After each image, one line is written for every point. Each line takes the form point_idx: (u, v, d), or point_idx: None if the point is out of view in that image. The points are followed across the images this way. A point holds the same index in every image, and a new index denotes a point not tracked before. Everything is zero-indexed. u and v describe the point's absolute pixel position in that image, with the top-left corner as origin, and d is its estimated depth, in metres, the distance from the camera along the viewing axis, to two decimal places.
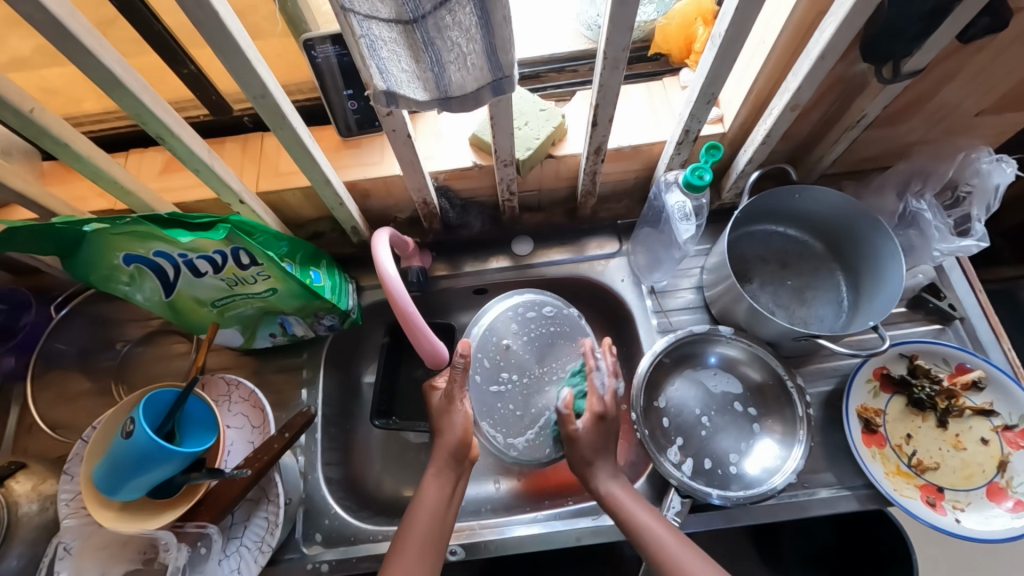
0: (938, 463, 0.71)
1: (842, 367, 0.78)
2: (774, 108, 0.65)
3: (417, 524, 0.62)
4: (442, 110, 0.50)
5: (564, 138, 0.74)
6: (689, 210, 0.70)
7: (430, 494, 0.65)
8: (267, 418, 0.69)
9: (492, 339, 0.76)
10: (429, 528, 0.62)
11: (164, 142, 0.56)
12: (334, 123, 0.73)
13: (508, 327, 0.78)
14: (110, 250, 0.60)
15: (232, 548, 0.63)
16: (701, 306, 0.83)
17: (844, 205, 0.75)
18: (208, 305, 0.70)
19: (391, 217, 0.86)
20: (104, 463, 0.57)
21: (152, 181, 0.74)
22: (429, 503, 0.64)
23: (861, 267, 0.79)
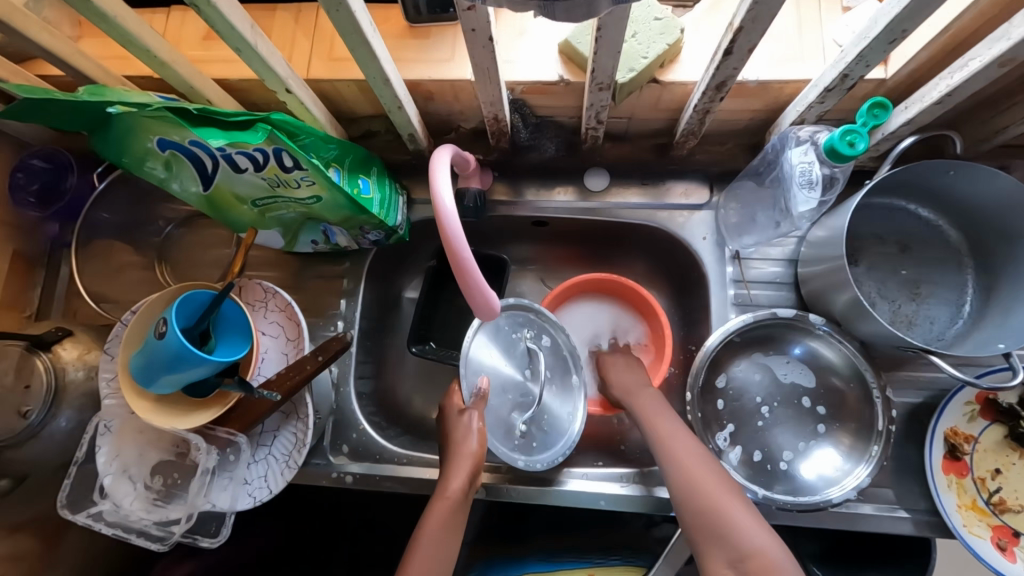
0: (1022, 506, 0.63)
1: (939, 381, 0.68)
2: (973, 59, 0.48)
3: (427, 539, 0.56)
4: (539, 15, 0.37)
5: (676, 59, 0.60)
6: (816, 176, 0.56)
7: (431, 523, 0.57)
8: (302, 333, 0.66)
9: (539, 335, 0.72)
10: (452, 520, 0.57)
11: (198, 10, 0.46)
12: (402, 3, 0.60)
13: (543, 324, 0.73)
14: (143, 132, 0.53)
15: (261, 455, 0.64)
16: (789, 282, 0.72)
17: (1013, 194, 0.59)
18: (248, 203, 0.64)
19: (453, 125, 0.76)
20: (139, 358, 0.55)
21: (192, 48, 0.64)
22: (439, 518, 0.57)
23: (1001, 271, 0.65)
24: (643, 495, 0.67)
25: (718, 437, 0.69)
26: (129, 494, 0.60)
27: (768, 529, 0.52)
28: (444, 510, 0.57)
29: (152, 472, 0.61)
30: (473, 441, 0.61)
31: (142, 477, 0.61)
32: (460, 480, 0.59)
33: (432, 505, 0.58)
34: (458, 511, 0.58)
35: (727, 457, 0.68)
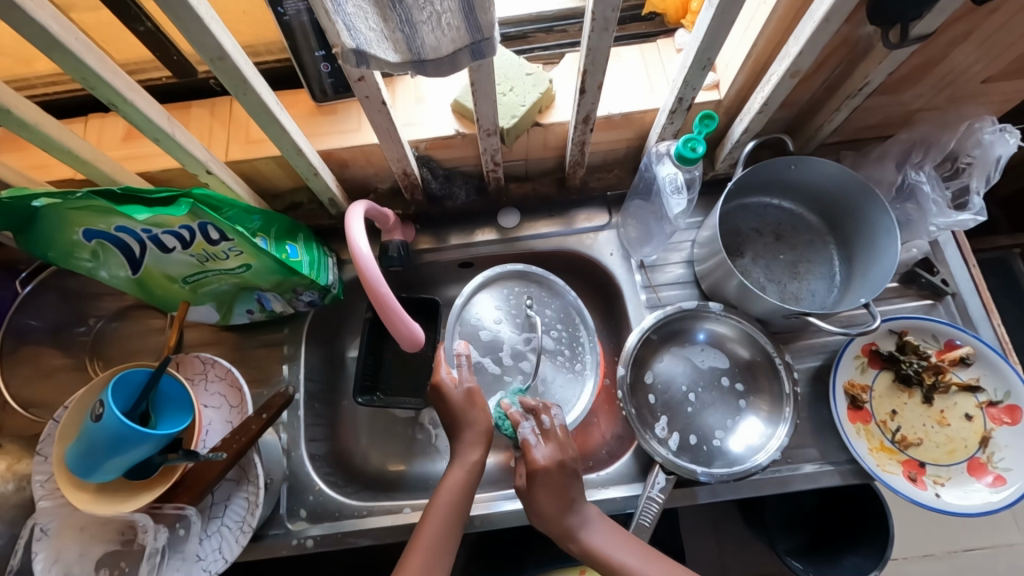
0: (921, 439, 0.71)
1: (831, 344, 0.78)
2: (772, 75, 0.61)
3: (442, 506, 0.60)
4: (416, 74, 0.46)
5: (551, 105, 0.70)
6: (682, 182, 0.68)
7: (446, 492, 0.60)
8: (245, 398, 0.67)
9: (519, 299, 0.77)
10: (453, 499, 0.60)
11: (116, 108, 0.52)
12: (308, 87, 0.69)
13: (522, 300, 0.77)
14: (68, 225, 0.56)
15: (213, 528, 0.63)
16: (691, 281, 0.81)
17: (841, 176, 0.72)
18: (179, 281, 0.67)
19: (371, 187, 0.83)
20: (74, 447, 0.55)
21: (114, 149, 0.69)
22: (454, 484, 0.61)
23: (856, 242, 0.77)
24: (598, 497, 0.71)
25: (657, 428, 0.74)
26: None
27: None
28: (463, 473, 0.61)
29: (97, 566, 0.59)
30: (482, 417, 0.64)
31: (87, 574, 0.59)
32: (474, 452, 0.62)
33: (451, 471, 0.62)
34: (473, 477, 0.62)
35: (667, 445, 0.73)
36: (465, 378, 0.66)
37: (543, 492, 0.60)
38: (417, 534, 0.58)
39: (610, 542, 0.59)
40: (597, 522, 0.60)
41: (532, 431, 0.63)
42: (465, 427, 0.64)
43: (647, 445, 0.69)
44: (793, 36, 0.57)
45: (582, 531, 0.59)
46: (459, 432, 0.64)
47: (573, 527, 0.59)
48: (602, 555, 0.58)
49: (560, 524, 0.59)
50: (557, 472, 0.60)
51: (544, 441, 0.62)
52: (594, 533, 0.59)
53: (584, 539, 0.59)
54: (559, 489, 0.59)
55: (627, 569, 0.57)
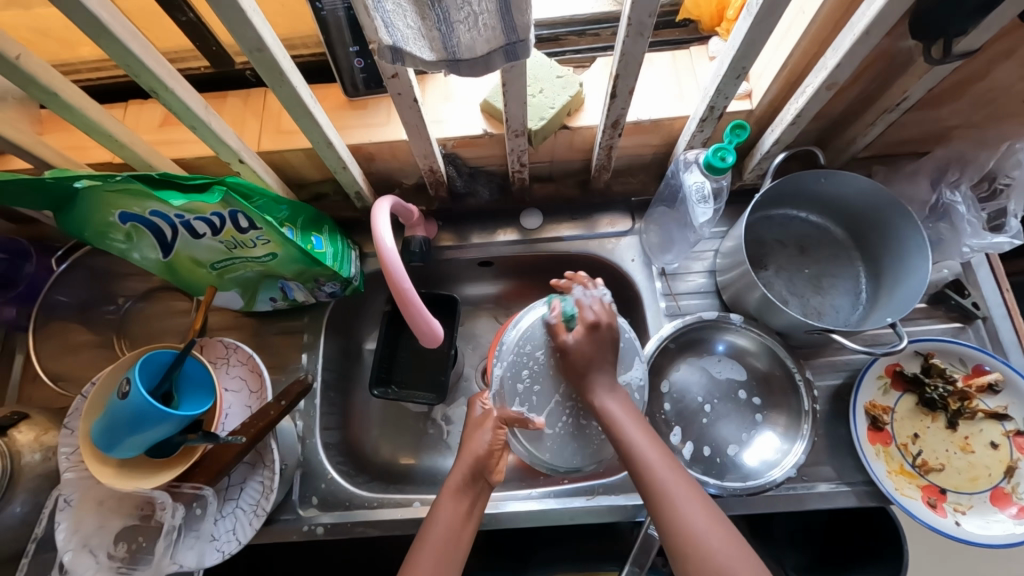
0: (943, 465, 0.70)
1: (853, 362, 0.76)
2: (808, 86, 0.60)
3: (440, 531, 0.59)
4: (450, 73, 0.47)
5: (580, 108, 0.71)
6: (708, 191, 0.67)
7: (447, 509, 0.60)
8: (264, 383, 0.68)
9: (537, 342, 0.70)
10: (450, 530, 0.59)
11: (156, 95, 0.53)
12: (340, 81, 0.70)
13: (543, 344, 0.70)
14: (105, 207, 0.58)
15: (228, 510, 0.64)
16: (712, 291, 0.80)
17: (872, 192, 0.71)
18: (207, 266, 0.68)
19: (396, 182, 0.84)
20: (101, 422, 0.56)
21: (150, 134, 0.71)
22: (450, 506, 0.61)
23: (884, 259, 0.75)
24: (607, 504, 0.71)
25: (670, 438, 0.74)
26: (90, 567, 0.59)
27: (735, 539, 0.53)
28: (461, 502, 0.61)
29: (115, 540, 0.61)
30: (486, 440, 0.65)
31: (105, 547, 0.60)
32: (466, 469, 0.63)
33: (445, 497, 0.61)
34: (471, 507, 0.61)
35: (680, 454, 0.73)
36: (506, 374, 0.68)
37: (585, 345, 0.65)
38: (423, 536, 0.59)
39: (624, 416, 0.62)
40: (613, 387, 0.65)
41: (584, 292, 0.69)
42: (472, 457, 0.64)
43: None
44: (832, 48, 0.56)
45: (601, 392, 0.64)
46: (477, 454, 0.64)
47: (593, 385, 0.65)
48: (612, 423, 0.62)
49: (580, 378, 0.65)
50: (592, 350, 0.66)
51: (598, 305, 0.68)
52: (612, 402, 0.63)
53: (598, 400, 0.64)
54: (581, 361, 0.65)
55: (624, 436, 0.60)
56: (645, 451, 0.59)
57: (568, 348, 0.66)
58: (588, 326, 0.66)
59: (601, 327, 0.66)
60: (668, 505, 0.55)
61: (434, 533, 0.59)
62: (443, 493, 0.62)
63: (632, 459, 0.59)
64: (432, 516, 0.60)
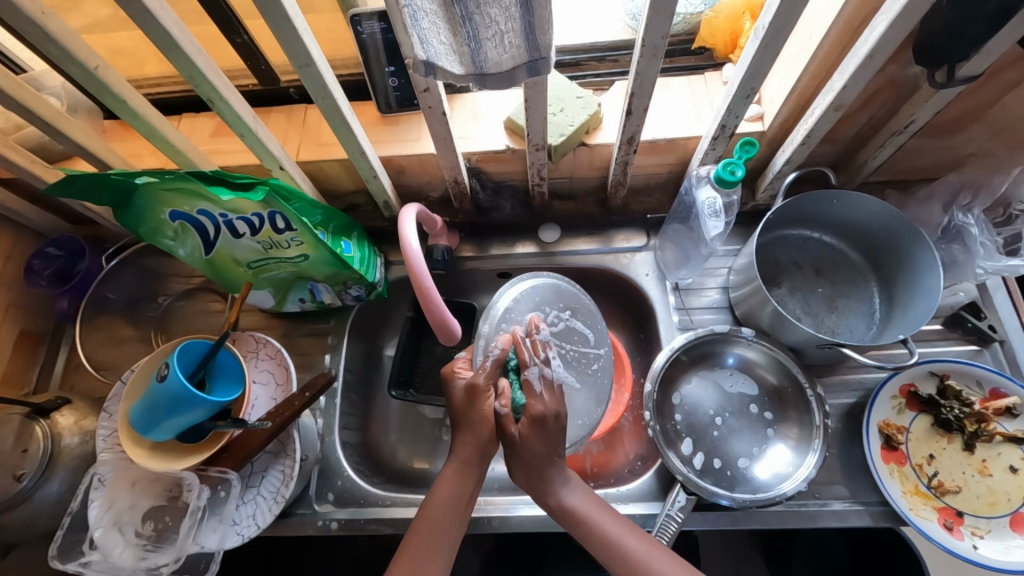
0: (960, 487, 0.69)
1: (867, 382, 0.76)
2: (816, 108, 0.63)
3: (436, 512, 0.60)
4: (477, 87, 0.51)
5: (598, 127, 0.75)
6: (720, 206, 0.70)
7: (442, 488, 0.61)
8: (290, 376, 0.72)
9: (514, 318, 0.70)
10: (445, 510, 0.60)
11: (213, 104, 0.59)
12: (375, 99, 0.75)
13: (526, 318, 0.71)
14: (159, 205, 0.64)
15: (249, 496, 0.67)
16: (726, 307, 0.82)
17: (883, 212, 0.73)
18: (244, 265, 0.73)
19: (423, 195, 0.88)
20: (139, 404, 0.60)
21: (202, 143, 0.78)
22: (447, 489, 0.61)
23: (897, 280, 0.76)
24: (617, 512, 0.71)
25: (681, 447, 0.75)
26: (119, 544, 0.62)
27: None
28: (456, 479, 0.62)
29: (143, 518, 0.64)
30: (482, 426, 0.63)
31: (133, 525, 0.64)
32: (469, 451, 0.62)
33: (444, 472, 0.63)
34: (466, 489, 0.62)
35: (691, 464, 0.73)
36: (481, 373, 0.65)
37: (526, 434, 0.61)
38: (406, 542, 0.58)
39: (586, 501, 0.61)
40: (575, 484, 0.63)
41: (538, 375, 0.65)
42: (467, 430, 0.63)
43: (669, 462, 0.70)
44: (838, 71, 0.59)
45: (562, 489, 0.62)
46: (475, 433, 0.63)
47: (552, 486, 0.62)
48: (579, 515, 0.60)
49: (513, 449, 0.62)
50: (541, 446, 0.61)
51: (548, 392, 0.64)
52: (568, 490, 0.62)
53: (557, 498, 0.61)
54: (542, 458, 0.61)
55: (596, 532, 0.59)
56: (628, 544, 0.58)
57: (512, 441, 0.61)
58: (533, 419, 0.61)
59: (550, 416, 0.62)
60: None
61: (432, 518, 0.59)
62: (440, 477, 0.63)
63: (614, 555, 0.58)
64: (430, 497, 0.61)
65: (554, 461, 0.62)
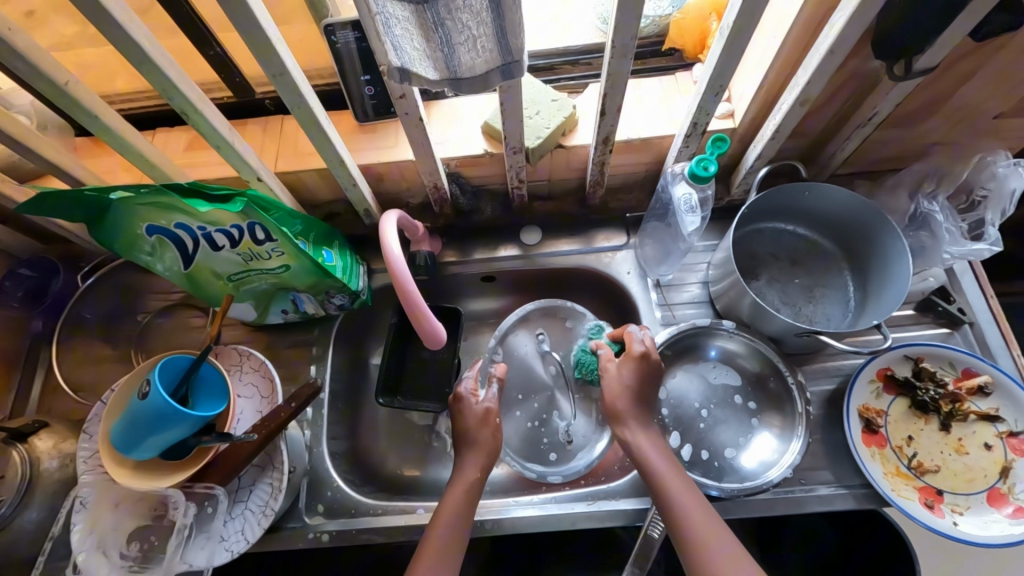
0: (938, 466, 0.71)
1: (846, 368, 0.78)
2: (783, 104, 0.65)
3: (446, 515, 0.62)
4: (452, 91, 0.52)
5: (574, 129, 0.76)
6: (696, 202, 0.71)
7: (453, 495, 0.63)
8: (275, 388, 0.71)
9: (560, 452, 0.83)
10: (458, 503, 0.62)
11: (187, 117, 0.59)
12: (352, 108, 0.76)
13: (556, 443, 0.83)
14: (135, 220, 0.63)
15: (237, 511, 0.66)
16: (707, 301, 0.83)
17: (853, 203, 0.75)
18: (224, 278, 0.73)
19: (403, 202, 0.89)
20: (121, 423, 0.59)
21: (177, 157, 0.77)
22: (454, 505, 0.63)
23: (869, 267, 0.78)
24: (608, 508, 0.72)
25: (668, 441, 0.76)
26: (103, 567, 0.61)
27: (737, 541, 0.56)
28: (472, 479, 0.64)
29: (128, 539, 0.63)
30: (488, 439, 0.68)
31: (117, 547, 0.62)
32: (476, 471, 0.65)
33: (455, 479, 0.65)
34: (474, 492, 0.64)
35: (679, 457, 0.74)
36: (487, 394, 0.73)
37: (626, 373, 0.68)
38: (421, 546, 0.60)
39: (668, 466, 0.62)
40: (646, 436, 0.65)
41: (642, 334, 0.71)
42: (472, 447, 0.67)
43: None
44: (802, 67, 0.61)
45: (633, 428, 0.65)
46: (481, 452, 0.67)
47: (621, 415, 0.66)
48: (641, 457, 0.63)
49: (608, 408, 0.67)
50: (636, 381, 0.67)
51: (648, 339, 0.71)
52: (653, 447, 0.63)
53: (629, 434, 0.65)
54: (614, 394, 0.67)
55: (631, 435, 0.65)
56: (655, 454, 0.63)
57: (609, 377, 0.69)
58: (637, 356, 0.68)
59: (649, 358, 0.68)
60: (672, 501, 0.59)
61: (444, 516, 0.61)
62: (453, 481, 0.65)
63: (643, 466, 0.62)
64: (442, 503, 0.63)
65: (644, 418, 0.66)
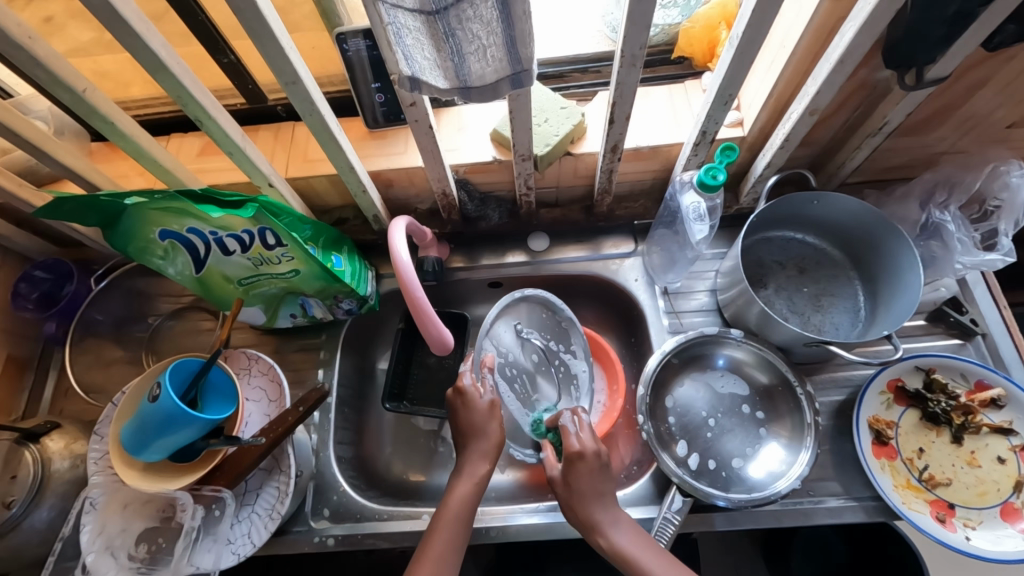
0: (950, 479, 0.70)
1: (855, 378, 0.78)
2: (793, 113, 0.65)
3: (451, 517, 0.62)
4: (462, 99, 0.52)
5: (583, 137, 0.76)
6: (705, 211, 0.72)
7: (461, 488, 0.64)
8: (283, 392, 0.72)
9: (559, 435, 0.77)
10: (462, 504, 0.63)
11: (201, 124, 0.59)
12: (362, 114, 0.76)
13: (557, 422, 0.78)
14: (148, 224, 0.64)
15: (244, 514, 0.66)
16: (715, 309, 0.83)
17: (863, 212, 0.74)
18: (235, 282, 0.74)
19: (411, 208, 0.89)
20: (130, 425, 0.60)
21: (190, 162, 0.78)
22: (457, 500, 0.63)
23: (880, 277, 0.78)
24: None
25: (676, 449, 0.75)
26: (111, 568, 0.61)
27: None
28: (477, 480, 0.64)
29: (136, 541, 0.63)
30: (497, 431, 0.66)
31: (126, 548, 0.63)
32: (484, 469, 0.65)
33: (462, 478, 0.65)
34: (479, 490, 0.64)
35: (686, 466, 0.74)
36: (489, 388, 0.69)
37: (579, 476, 0.63)
38: (427, 541, 0.60)
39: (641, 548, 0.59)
40: (621, 527, 0.61)
41: (572, 421, 0.68)
42: (481, 437, 0.66)
43: (664, 464, 0.70)
44: (812, 76, 0.60)
45: (608, 525, 0.61)
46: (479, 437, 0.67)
47: (598, 520, 0.61)
48: (625, 556, 0.58)
49: (584, 513, 0.61)
50: (588, 472, 0.63)
51: (586, 433, 0.66)
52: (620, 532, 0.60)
53: (606, 535, 0.60)
54: (583, 492, 0.62)
55: (614, 543, 0.59)
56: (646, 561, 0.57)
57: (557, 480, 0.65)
58: (574, 454, 0.64)
59: (586, 456, 0.64)
60: None
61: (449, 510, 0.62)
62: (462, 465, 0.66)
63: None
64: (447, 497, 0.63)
65: (605, 501, 0.62)
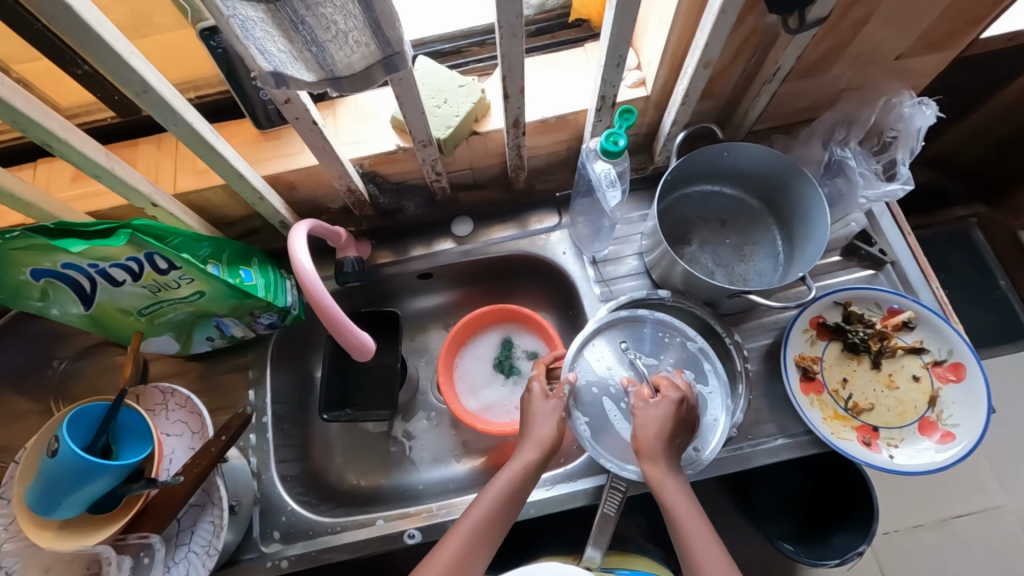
0: (872, 404, 0.74)
1: (781, 321, 0.80)
2: (688, 67, 0.64)
3: (490, 506, 0.60)
4: (334, 91, 0.49)
5: (487, 113, 0.74)
6: (615, 175, 0.69)
7: (502, 480, 0.62)
8: (205, 422, 0.68)
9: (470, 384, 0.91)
10: (503, 495, 0.61)
11: (51, 148, 0.53)
12: (251, 115, 0.71)
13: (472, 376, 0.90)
14: (14, 266, 0.58)
15: (180, 555, 0.63)
16: (644, 272, 0.83)
17: (770, 158, 0.76)
18: (135, 313, 0.68)
19: (323, 208, 0.85)
20: (33, 485, 0.55)
21: (63, 190, 0.71)
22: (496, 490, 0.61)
23: (794, 220, 0.80)
24: (568, 490, 0.72)
25: None
26: None
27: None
28: (519, 473, 0.62)
29: None
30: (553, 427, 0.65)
31: None
32: (533, 456, 0.63)
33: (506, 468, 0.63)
34: (521, 485, 0.62)
35: None
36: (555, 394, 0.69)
37: (653, 420, 0.63)
38: (450, 533, 0.59)
39: (682, 499, 0.60)
40: (674, 478, 0.61)
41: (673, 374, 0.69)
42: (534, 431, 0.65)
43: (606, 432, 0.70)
44: (700, 28, 0.60)
45: (667, 469, 0.61)
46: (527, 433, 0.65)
47: (653, 463, 0.62)
48: (668, 504, 0.60)
49: (645, 445, 0.62)
50: (667, 421, 0.63)
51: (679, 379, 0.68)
52: (671, 480, 0.60)
53: (658, 475, 0.61)
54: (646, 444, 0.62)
55: (657, 475, 0.61)
56: (672, 494, 0.60)
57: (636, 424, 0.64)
58: (674, 398, 0.65)
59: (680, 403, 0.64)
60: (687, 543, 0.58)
61: (484, 506, 0.60)
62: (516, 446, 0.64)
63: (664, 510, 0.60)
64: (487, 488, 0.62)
65: (663, 458, 0.62)
